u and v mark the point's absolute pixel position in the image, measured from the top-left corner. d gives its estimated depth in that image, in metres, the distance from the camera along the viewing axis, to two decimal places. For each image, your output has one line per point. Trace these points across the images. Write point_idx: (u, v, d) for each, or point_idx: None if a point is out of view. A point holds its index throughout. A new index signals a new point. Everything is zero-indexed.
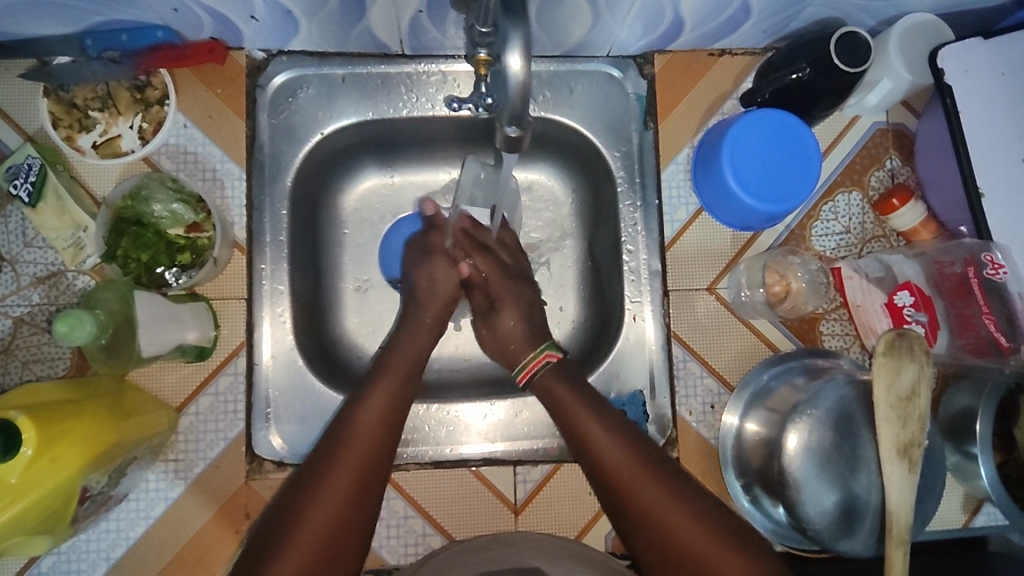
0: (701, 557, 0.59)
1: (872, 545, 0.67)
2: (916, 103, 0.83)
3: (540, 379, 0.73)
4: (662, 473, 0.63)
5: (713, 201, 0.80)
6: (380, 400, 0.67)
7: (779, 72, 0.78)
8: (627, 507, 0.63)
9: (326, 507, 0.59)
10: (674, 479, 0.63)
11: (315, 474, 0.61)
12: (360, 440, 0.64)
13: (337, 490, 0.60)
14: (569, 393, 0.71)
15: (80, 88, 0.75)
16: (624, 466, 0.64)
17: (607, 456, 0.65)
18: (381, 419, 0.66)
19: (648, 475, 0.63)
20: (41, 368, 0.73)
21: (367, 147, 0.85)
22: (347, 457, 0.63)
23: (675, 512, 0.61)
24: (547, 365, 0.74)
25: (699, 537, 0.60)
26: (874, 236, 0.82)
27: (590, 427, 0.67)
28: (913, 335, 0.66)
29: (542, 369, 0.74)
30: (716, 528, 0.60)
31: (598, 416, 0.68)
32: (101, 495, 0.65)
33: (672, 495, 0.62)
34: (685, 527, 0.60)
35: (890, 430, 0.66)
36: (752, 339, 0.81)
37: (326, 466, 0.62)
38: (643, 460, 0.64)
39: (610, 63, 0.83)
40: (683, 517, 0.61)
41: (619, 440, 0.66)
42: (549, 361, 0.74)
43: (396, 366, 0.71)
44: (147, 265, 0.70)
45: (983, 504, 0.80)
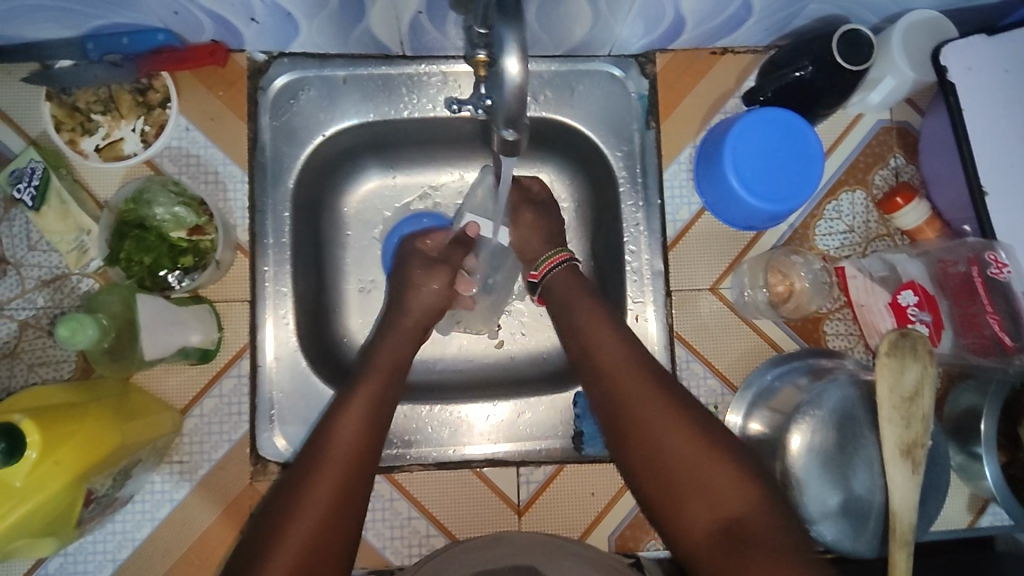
0: (687, 459, 0.61)
1: (876, 546, 0.67)
2: (920, 101, 0.83)
3: (555, 276, 0.77)
4: (663, 385, 0.65)
5: (715, 200, 0.80)
6: (359, 408, 0.67)
7: (782, 70, 0.77)
8: (624, 409, 0.65)
9: (308, 518, 0.59)
10: (675, 391, 0.65)
11: (295, 487, 0.61)
12: (338, 451, 0.64)
13: (317, 502, 0.60)
14: (584, 301, 0.73)
15: (83, 91, 0.75)
16: (626, 374, 0.66)
17: (606, 353, 0.68)
18: (359, 428, 0.66)
19: (651, 384, 0.65)
20: (46, 371, 0.73)
21: (369, 148, 0.85)
22: (327, 468, 0.62)
23: (671, 418, 0.63)
24: (562, 266, 0.77)
25: (688, 443, 0.62)
26: (878, 235, 0.81)
27: (599, 334, 0.70)
28: (916, 335, 0.66)
29: (557, 269, 0.77)
30: (709, 436, 0.62)
31: (609, 328, 0.70)
32: (107, 496, 0.66)
33: (671, 404, 0.64)
34: (671, 426, 0.63)
35: (893, 430, 0.65)
36: (755, 339, 0.80)
37: (307, 477, 0.62)
38: (645, 371, 0.66)
39: (612, 62, 0.83)
40: (672, 415, 0.63)
41: (628, 353, 0.68)
42: (565, 263, 0.78)
43: (375, 372, 0.71)
44: (150, 268, 0.70)
45: (988, 504, 0.80)
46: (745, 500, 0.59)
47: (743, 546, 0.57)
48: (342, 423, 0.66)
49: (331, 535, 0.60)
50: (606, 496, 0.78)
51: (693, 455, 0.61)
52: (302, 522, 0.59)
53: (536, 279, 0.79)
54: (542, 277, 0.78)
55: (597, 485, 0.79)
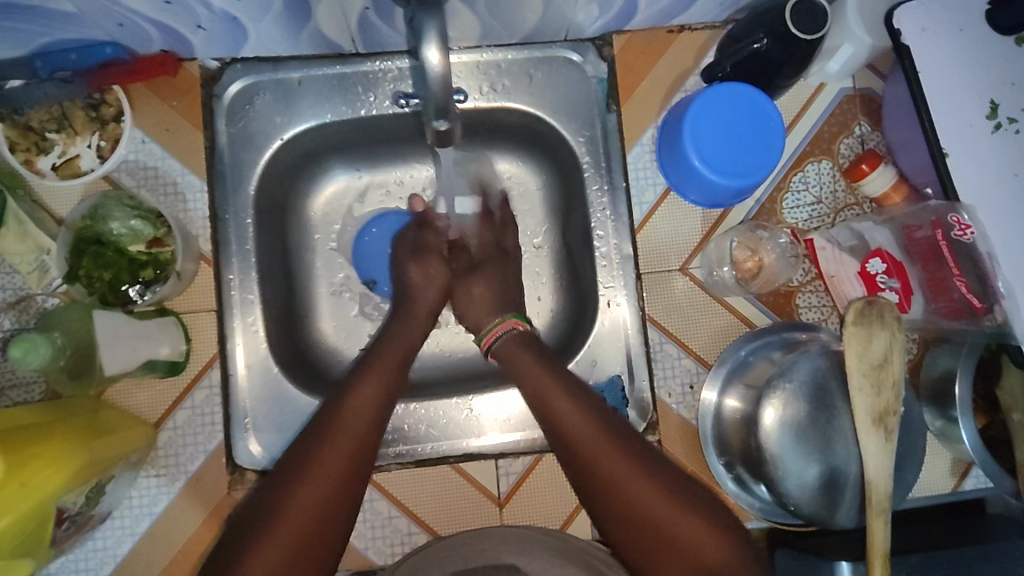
0: (657, 521, 0.59)
1: (855, 515, 0.67)
2: (881, 66, 0.82)
3: (501, 345, 0.73)
4: (630, 448, 0.62)
5: (679, 180, 0.79)
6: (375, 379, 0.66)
7: (739, 43, 0.77)
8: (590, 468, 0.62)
9: (319, 478, 0.58)
10: (643, 454, 0.62)
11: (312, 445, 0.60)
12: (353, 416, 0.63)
13: (328, 462, 0.59)
14: (533, 362, 0.70)
15: (35, 110, 0.75)
16: (592, 443, 0.62)
17: (560, 408, 0.65)
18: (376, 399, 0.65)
19: (617, 450, 0.62)
20: (16, 393, 0.73)
21: (331, 149, 0.85)
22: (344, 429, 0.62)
23: (634, 477, 0.61)
24: (508, 333, 0.73)
25: (662, 510, 0.59)
26: (847, 204, 0.81)
27: (558, 400, 0.65)
28: (883, 302, 0.65)
29: (503, 338, 0.73)
30: (681, 500, 0.60)
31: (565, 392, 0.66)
32: (81, 515, 0.66)
33: (641, 471, 0.61)
34: (636, 480, 0.60)
35: (864, 398, 0.65)
36: (728, 317, 0.80)
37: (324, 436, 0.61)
38: (609, 434, 0.63)
39: (569, 47, 0.82)
40: (633, 469, 0.61)
41: (591, 420, 0.64)
42: (510, 329, 0.74)
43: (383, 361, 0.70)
44: (110, 284, 0.70)
45: (971, 468, 0.80)
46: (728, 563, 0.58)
47: None
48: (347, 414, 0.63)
49: (321, 534, 0.57)
50: None
51: (659, 505, 0.60)
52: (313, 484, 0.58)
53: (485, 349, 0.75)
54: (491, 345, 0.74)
55: None
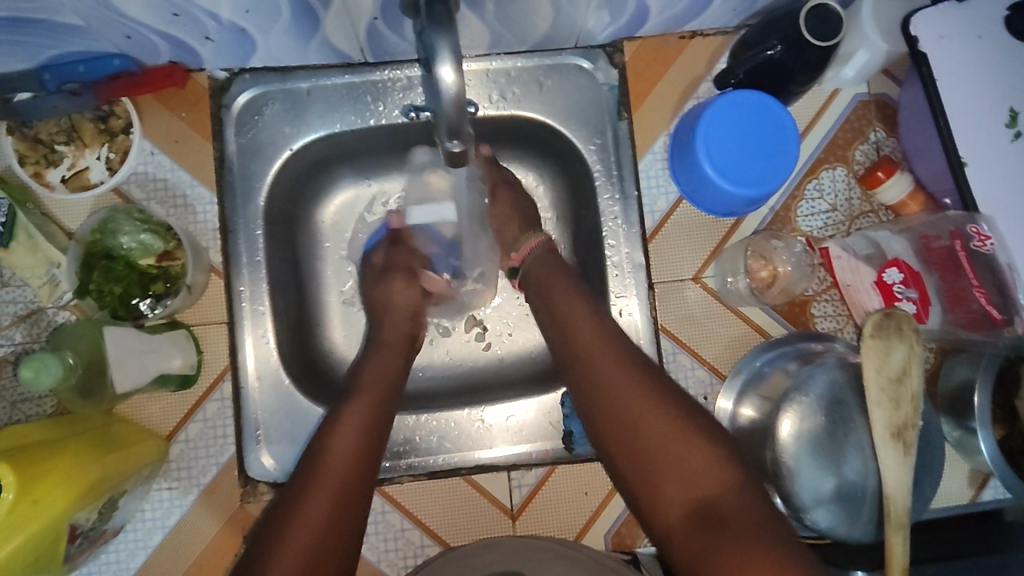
0: (652, 437, 0.60)
1: (872, 530, 0.66)
2: (897, 71, 0.81)
3: (532, 265, 0.76)
4: (636, 367, 0.64)
5: (692, 189, 0.78)
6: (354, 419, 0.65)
7: (753, 50, 0.75)
8: (596, 385, 0.64)
9: (305, 528, 0.57)
10: (656, 378, 0.64)
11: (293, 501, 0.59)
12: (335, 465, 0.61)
13: (310, 518, 0.57)
14: (560, 285, 0.72)
15: (44, 123, 0.74)
16: (605, 360, 0.65)
17: (577, 327, 0.68)
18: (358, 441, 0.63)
19: (630, 369, 0.64)
20: (28, 407, 0.73)
21: (340, 158, 0.85)
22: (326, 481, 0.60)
23: (637, 393, 0.62)
24: (541, 248, 0.76)
25: (664, 424, 0.61)
26: (862, 212, 0.80)
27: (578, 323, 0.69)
28: (900, 314, 0.64)
29: (536, 252, 0.76)
30: (688, 419, 0.61)
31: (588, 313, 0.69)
32: (93, 530, 0.65)
33: (649, 389, 0.63)
34: (638, 395, 0.62)
35: (882, 413, 0.63)
36: (742, 327, 0.79)
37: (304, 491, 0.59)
38: (623, 354, 0.66)
39: (579, 54, 0.82)
40: (636, 387, 0.63)
41: (608, 341, 0.67)
42: (542, 245, 0.77)
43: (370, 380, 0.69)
44: (121, 298, 0.69)
45: (989, 478, 0.79)
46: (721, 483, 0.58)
47: (712, 519, 0.56)
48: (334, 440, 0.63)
49: (325, 559, 0.57)
50: (600, 495, 0.77)
51: (656, 422, 0.61)
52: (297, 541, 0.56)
53: (514, 262, 0.79)
54: (522, 258, 0.77)
55: (591, 484, 0.78)
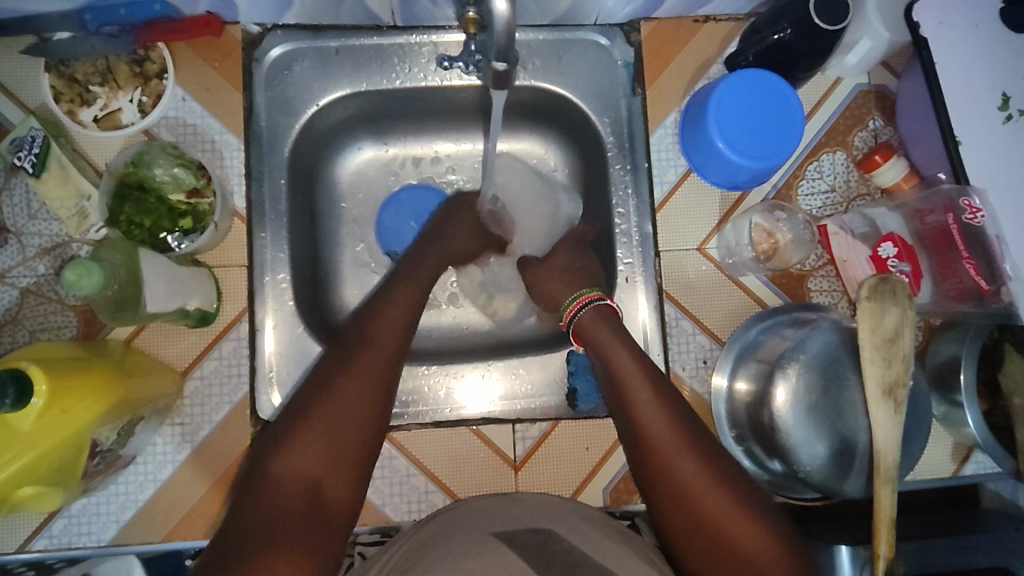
0: (690, 491, 0.62)
1: (862, 485, 0.70)
2: (895, 64, 0.85)
3: (584, 317, 0.76)
4: (677, 421, 0.66)
5: (702, 162, 0.82)
6: (375, 339, 0.67)
7: (761, 33, 0.80)
8: (640, 433, 0.66)
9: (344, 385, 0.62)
10: (706, 449, 0.64)
11: (315, 394, 0.62)
12: (359, 378, 0.63)
13: (325, 423, 0.60)
14: (614, 343, 0.73)
15: (81, 63, 0.76)
16: (656, 427, 0.65)
17: (623, 374, 0.70)
18: (382, 359, 0.65)
19: (681, 440, 0.65)
20: (48, 336, 0.74)
21: (363, 120, 0.88)
22: (349, 386, 0.62)
23: (676, 450, 0.64)
24: (591, 307, 0.77)
25: (707, 491, 0.62)
26: (859, 194, 0.84)
27: (632, 386, 0.69)
28: (896, 279, 0.68)
29: (585, 311, 0.77)
30: (734, 492, 0.62)
31: (640, 374, 0.69)
32: (110, 452, 0.67)
33: (690, 451, 0.64)
34: (677, 448, 0.64)
35: (875, 369, 0.67)
36: (743, 297, 0.83)
37: (325, 391, 0.62)
38: (676, 422, 0.66)
39: (598, 31, 0.86)
40: (674, 440, 0.64)
41: (662, 407, 0.67)
42: (592, 303, 0.77)
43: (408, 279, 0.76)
44: (150, 231, 0.72)
45: (972, 452, 0.82)
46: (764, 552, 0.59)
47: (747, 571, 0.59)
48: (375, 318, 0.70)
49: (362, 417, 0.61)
50: (601, 450, 0.80)
51: (695, 474, 0.62)
52: (307, 441, 0.58)
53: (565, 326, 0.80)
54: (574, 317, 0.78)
55: (591, 440, 0.80)
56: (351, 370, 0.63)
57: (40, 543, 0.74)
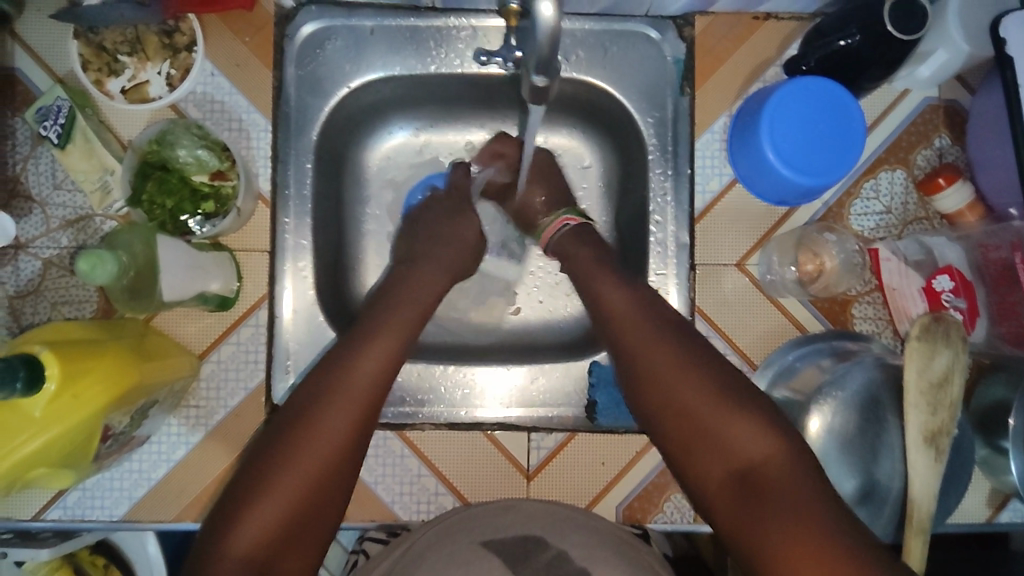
0: (682, 400, 0.61)
1: (891, 532, 0.66)
2: (971, 78, 0.78)
3: (561, 239, 0.78)
4: (660, 332, 0.65)
5: (749, 173, 0.77)
6: (340, 408, 0.61)
7: (828, 37, 0.73)
8: (626, 351, 0.65)
9: (321, 446, 0.59)
10: (696, 359, 0.62)
11: (262, 480, 0.57)
12: (313, 460, 0.58)
13: (279, 497, 0.56)
14: (597, 262, 0.73)
15: (110, 30, 0.73)
16: (645, 349, 0.64)
17: (605, 294, 0.70)
18: (357, 411, 0.61)
19: (666, 351, 0.63)
20: (68, 309, 0.74)
21: (394, 104, 0.84)
22: (301, 466, 0.58)
23: (664, 360, 0.63)
24: (570, 228, 0.78)
25: (699, 396, 0.60)
26: (916, 218, 0.78)
27: (618, 307, 0.68)
28: (950, 320, 0.64)
29: (563, 232, 0.78)
30: (729, 398, 0.60)
31: (622, 289, 0.69)
32: (123, 435, 0.67)
33: (677, 360, 0.62)
34: (662, 356, 0.63)
35: (918, 416, 0.63)
36: (780, 319, 0.78)
37: (271, 485, 0.57)
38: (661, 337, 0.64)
39: (648, 23, 0.80)
40: (659, 351, 0.63)
41: (642, 318, 0.66)
42: (571, 225, 0.78)
43: (399, 310, 0.69)
44: (171, 213, 0.71)
45: (1009, 500, 0.77)
46: (770, 459, 0.56)
47: (753, 481, 0.56)
48: (363, 359, 0.64)
49: (336, 479, 0.59)
50: (616, 466, 0.78)
51: (686, 380, 0.61)
52: (260, 513, 0.56)
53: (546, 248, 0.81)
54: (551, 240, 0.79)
55: (608, 455, 0.78)
56: (324, 436, 0.59)
57: (55, 512, 0.75)
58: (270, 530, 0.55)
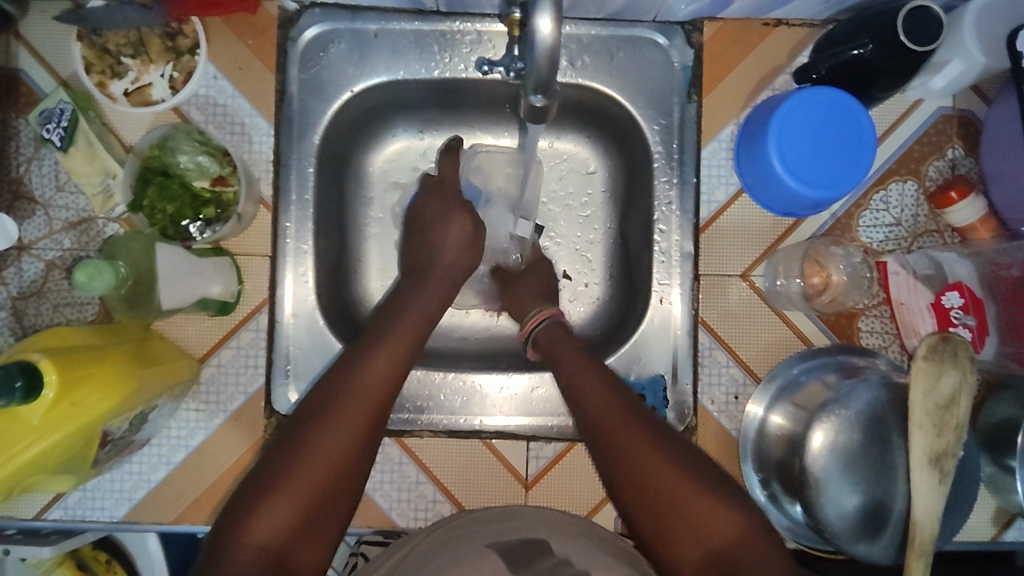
0: (657, 490, 0.57)
1: (893, 554, 0.65)
2: (987, 88, 0.77)
3: (541, 331, 0.76)
4: (631, 416, 0.62)
5: (756, 183, 0.75)
6: (353, 403, 0.60)
7: (840, 46, 0.72)
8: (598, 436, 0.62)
9: (334, 440, 0.58)
10: (665, 439, 0.60)
11: (276, 472, 0.56)
12: (328, 452, 0.57)
13: (292, 497, 0.55)
14: (569, 351, 0.71)
15: (113, 32, 0.73)
16: (617, 436, 0.61)
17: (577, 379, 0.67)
18: (370, 407, 0.60)
19: (638, 435, 0.60)
20: (70, 311, 0.74)
21: (397, 108, 0.84)
22: (314, 460, 0.56)
23: (636, 446, 0.59)
24: (548, 321, 0.76)
25: (674, 484, 0.57)
26: (927, 231, 0.77)
27: (591, 392, 0.65)
28: (959, 340, 0.62)
29: (544, 325, 0.76)
30: (703, 486, 0.57)
31: (593, 372, 0.67)
32: (122, 440, 0.67)
33: (650, 445, 0.59)
34: (633, 442, 0.60)
35: (923, 437, 0.62)
36: (785, 331, 0.77)
37: (285, 476, 0.56)
38: (629, 417, 0.62)
39: (656, 29, 0.79)
40: (630, 436, 0.60)
41: (612, 401, 0.64)
42: (550, 316, 0.77)
43: (410, 311, 0.70)
44: (172, 218, 0.71)
45: (1015, 519, 0.76)
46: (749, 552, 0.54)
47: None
48: (376, 356, 0.63)
49: (352, 473, 0.58)
50: None
51: (659, 470, 0.58)
52: (271, 516, 0.54)
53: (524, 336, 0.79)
54: (530, 329, 0.77)
55: None
56: (338, 427, 0.58)
57: (56, 512, 0.75)
58: (282, 531, 0.54)
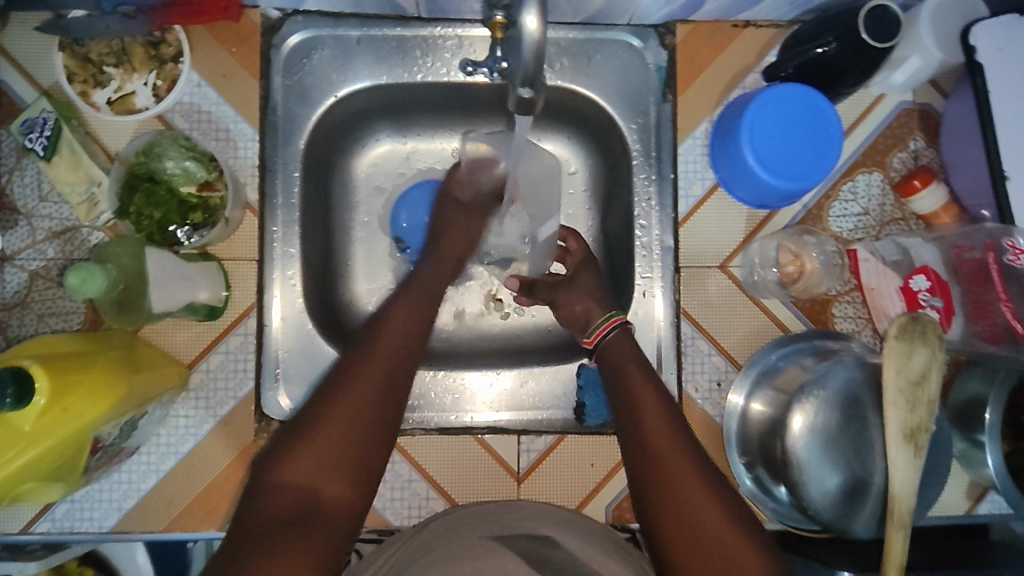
0: (699, 518, 0.59)
1: (873, 527, 0.68)
2: (944, 83, 0.81)
3: (610, 340, 0.75)
4: (688, 448, 0.64)
5: (731, 177, 0.78)
6: (378, 351, 0.64)
7: (804, 45, 0.75)
8: (653, 454, 0.64)
9: (361, 384, 0.61)
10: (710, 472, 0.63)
11: (309, 414, 0.59)
12: (354, 394, 0.61)
13: (323, 434, 0.58)
14: (633, 368, 0.72)
15: (95, 42, 0.73)
16: (676, 466, 0.62)
17: (637, 397, 0.68)
18: (391, 359, 0.64)
19: (692, 467, 0.62)
20: (55, 321, 0.74)
21: (380, 112, 0.85)
22: (341, 403, 0.60)
23: (690, 475, 0.62)
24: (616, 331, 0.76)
25: (716, 519, 0.59)
26: (893, 219, 0.80)
27: (648, 413, 0.67)
28: (928, 319, 0.65)
29: (613, 334, 0.75)
30: (744, 526, 0.59)
31: (656, 395, 0.68)
32: (113, 446, 0.67)
33: (701, 478, 0.62)
34: (689, 472, 0.62)
35: (897, 413, 0.65)
36: (763, 319, 0.80)
37: (316, 418, 0.59)
38: (692, 461, 0.63)
39: (630, 31, 0.82)
40: (687, 467, 0.62)
41: (671, 429, 0.65)
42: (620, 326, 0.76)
43: (422, 278, 0.75)
44: (159, 223, 0.71)
45: (987, 492, 0.79)
46: None
47: None
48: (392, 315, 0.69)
49: (382, 416, 0.61)
50: (605, 468, 0.79)
51: (706, 501, 0.60)
52: (306, 452, 0.57)
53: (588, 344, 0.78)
54: (597, 341, 0.76)
55: (597, 455, 0.79)
56: (362, 375, 0.62)
57: (43, 525, 0.74)
58: (314, 470, 0.57)
